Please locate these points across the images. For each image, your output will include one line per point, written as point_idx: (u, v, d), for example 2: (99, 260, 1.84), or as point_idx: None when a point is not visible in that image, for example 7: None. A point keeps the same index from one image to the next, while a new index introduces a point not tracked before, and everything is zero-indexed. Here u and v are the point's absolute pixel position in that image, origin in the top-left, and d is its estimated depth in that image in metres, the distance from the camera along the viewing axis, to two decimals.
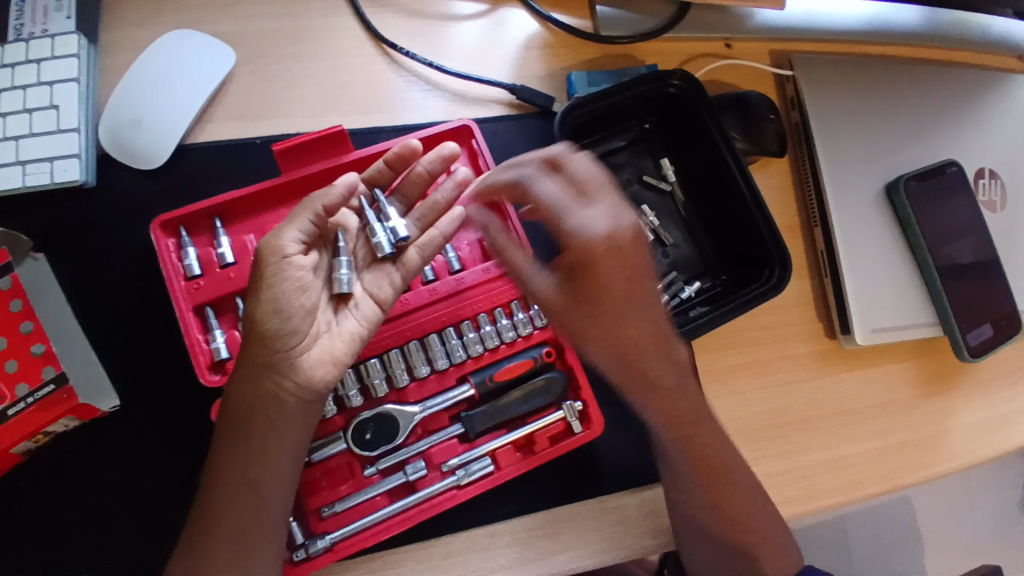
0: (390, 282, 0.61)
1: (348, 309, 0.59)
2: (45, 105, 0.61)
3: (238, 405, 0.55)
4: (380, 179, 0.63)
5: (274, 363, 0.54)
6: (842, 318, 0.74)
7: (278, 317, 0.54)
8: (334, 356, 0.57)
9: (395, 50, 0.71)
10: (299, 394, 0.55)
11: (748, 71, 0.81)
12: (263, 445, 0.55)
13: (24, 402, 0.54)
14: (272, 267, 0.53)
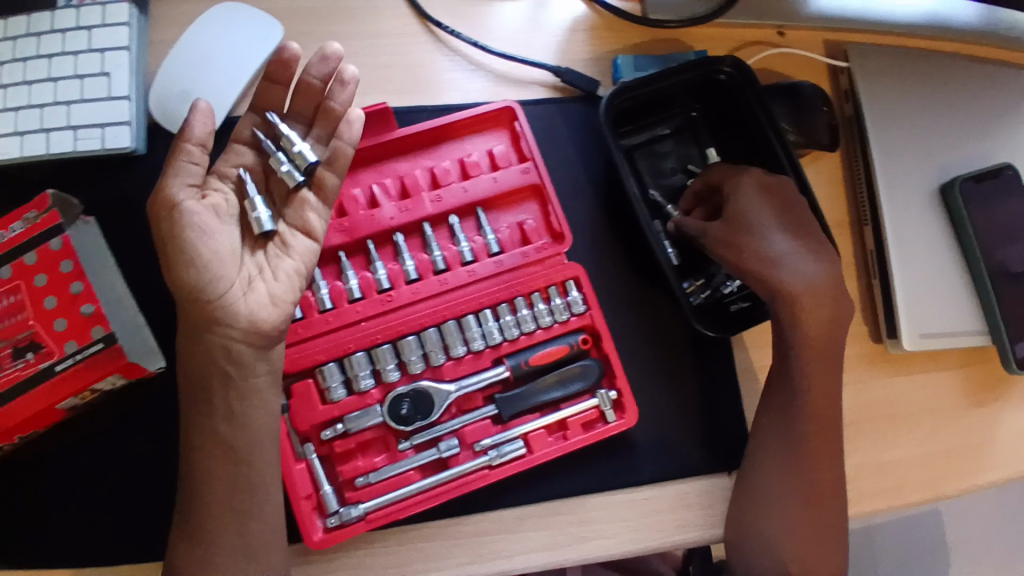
0: (316, 209, 0.61)
1: (274, 247, 0.59)
2: (96, 72, 0.62)
3: (192, 366, 0.57)
4: (275, 96, 0.61)
5: (211, 315, 0.55)
6: (888, 321, 0.73)
7: (197, 267, 0.54)
8: (273, 296, 0.57)
9: (440, 28, 0.70)
10: (250, 340, 0.56)
11: (801, 61, 0.78)
12: (226, 400, 0.56)
13: (72, 358, 0.55)
14: (166, 220, 0.53)
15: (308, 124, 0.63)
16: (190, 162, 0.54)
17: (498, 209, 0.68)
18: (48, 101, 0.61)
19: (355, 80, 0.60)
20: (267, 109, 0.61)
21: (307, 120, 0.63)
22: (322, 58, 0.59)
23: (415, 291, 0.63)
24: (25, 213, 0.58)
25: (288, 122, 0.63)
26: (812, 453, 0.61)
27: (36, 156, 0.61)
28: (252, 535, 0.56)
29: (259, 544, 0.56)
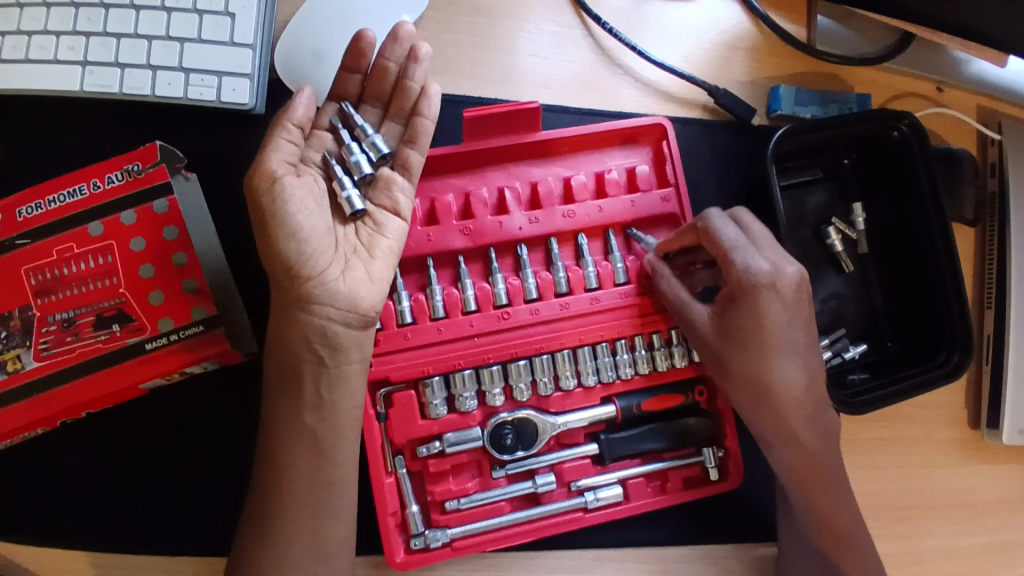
0: (405, 188, 0.53)
1: (366, 228, 0.52)
2: (218, 11, 0.54)
3: (277, 354, 0.50)
4: (349, 86, 0.54)
5: (307, 296, 0.47)
6: (993, 410, 0.70)
7: (297, 244, 0.46)
8: (371, 275, 0.51)
9: (597, 23, 0.64)
10: (350, 321, 0.49)
11: (953, 123, 0.73)
12: (318, 390, 0.50)
13: (166, 338, 0.50)
14: (265, 198, 0.45)
15: (384, 111, 0.55)
16: (286, 137, 0.47)
17: (627, 234, 0.63)
18: (160, 34, 0.54)
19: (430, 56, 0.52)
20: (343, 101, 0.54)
21: (384, 105, 0.55)
22: (394, 39, 0.52)
23: (534, 311, 0.59)
24: (126, 164, 0.51)
25: (364, 111, 0.55)
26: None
27: (139, 96, 0.54)
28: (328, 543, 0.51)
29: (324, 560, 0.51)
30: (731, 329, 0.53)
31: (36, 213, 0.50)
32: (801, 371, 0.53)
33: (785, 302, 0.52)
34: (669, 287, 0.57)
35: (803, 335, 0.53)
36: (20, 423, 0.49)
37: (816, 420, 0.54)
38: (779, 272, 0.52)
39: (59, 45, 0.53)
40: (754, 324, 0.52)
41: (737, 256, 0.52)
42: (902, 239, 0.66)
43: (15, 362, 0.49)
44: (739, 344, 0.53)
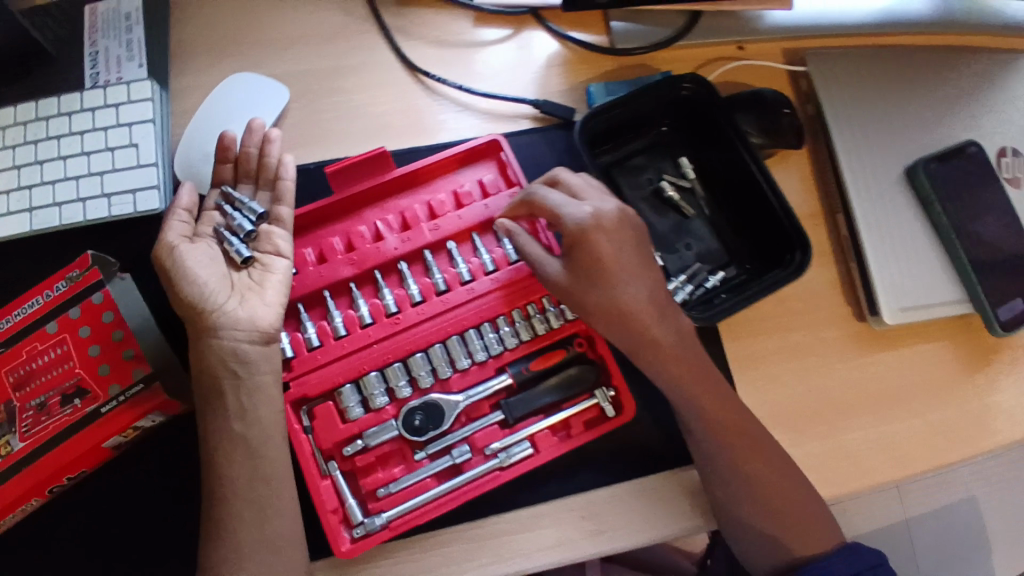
0: (282, 235, 0.67)
1: (257, 270, 0.65)
2: (125, 144, 0.70)
3: (200, 379, 0.61)
4: (222, 174, 0.69)
5: (213, 325, 0.61)
6: (869, 300, 0.77)
7: (194, 287, 0.61)
8: (264, 302, 0.63)
9: (428, 76, 0.79)
10: (251, 338, 0.62)
11: (763, 71, 0.83)
12: (239, 398, 0.60)
13: (116, 400, 0.61)
14: (167, 261, 0.61)
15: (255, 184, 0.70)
16: (178, 219, 0.64)
17: (491, 232, 0.75)
18: (85, 173, 0.69)
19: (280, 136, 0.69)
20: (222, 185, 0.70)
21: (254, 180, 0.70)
22: (250, 132, 0.68)
23: (421, 311, 0.69)
24: (68, 273, 0.64)
25: (240, 188, 0.70)
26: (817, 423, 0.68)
27: (76, 223, 0.69)
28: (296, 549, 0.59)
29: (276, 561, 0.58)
30: (578, 270, 0.63)
31: (5, 327, 0.63)
32: (646, 286, 0.63)
33: (613, 234, 0.62)
34: (525, 243, 0.66)
35: (637, 257, 0.63)
36: (15, 496, 0.60)
37: (672, 324, 0.64)
38: (599, 213, 0.62)
39: (8, 201, 0.68)
40: (594, 259, 0.62)
41: (565, 212, 0.62)
42: (731, 176, 0.75)
43: (5, 447, 0.60)
44: (588, 280, 0.62)
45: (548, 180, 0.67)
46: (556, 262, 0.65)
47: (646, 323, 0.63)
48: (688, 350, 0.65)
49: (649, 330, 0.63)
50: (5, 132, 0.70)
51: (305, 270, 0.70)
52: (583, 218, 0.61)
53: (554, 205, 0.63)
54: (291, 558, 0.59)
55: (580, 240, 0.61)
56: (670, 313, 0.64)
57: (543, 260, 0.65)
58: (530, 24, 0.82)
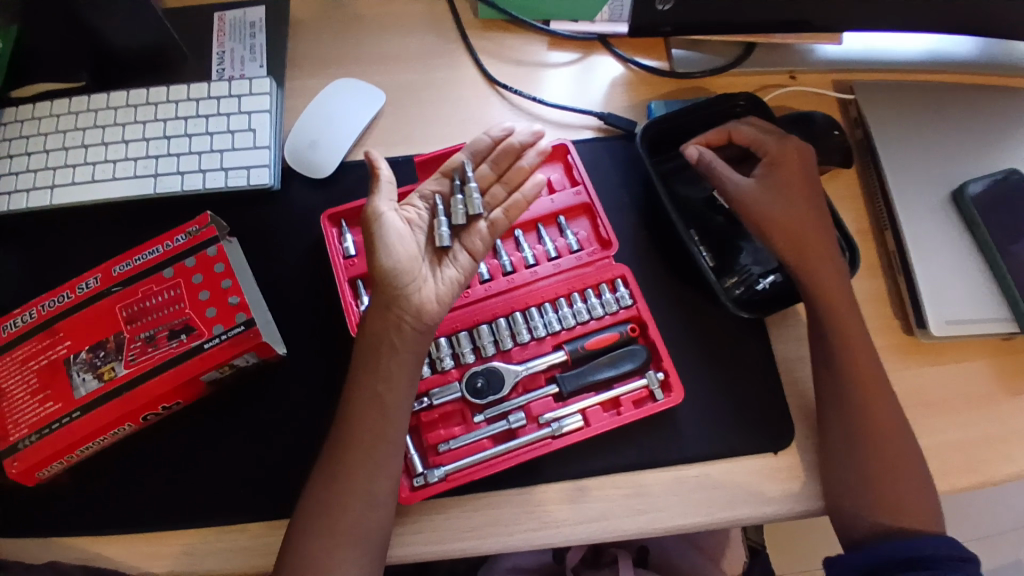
0: (484, 240, 0.71)
1: (447, 260, 0.70)
2: (244, 128, 0.81)
3: (364, 340, 0.69)
4: (481, 150, 0.74)
5: (393, 299, 0.67)
6: (916, 312, 0.79)
7: (392, 261, 0.67)
8: (438, 295, 0.68)
9: (505, 89, 0.88)
10: (416, 321, 0.67)
11: (813, 98, 0.90)
12: (389, 366, 0.67)
13: (219, 337, 0.69)
14: (376, 227, 0.67)
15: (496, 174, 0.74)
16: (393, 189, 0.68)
17: (555, 225, 0.81)
18: (207, 149, 0.80)
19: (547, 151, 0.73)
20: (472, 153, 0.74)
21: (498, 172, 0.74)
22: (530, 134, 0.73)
23: (488, 288, 0.76)
24: (188, 229, 0.74)
25: (479, 168, 0.74)
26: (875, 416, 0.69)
27: (195, 190, 0.79)
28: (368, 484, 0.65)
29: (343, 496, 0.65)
30: (775, 182, 0.75)
31: (127, 269, 0.72)
32: (812, 218, 0.74)
33: (806, 163, 0.76)
34: (715, 164, 0.76)
35: (812, 193, 0.75)
36: (113, 417, 0.67)
37: (828, 259, 0.72)
38: (803, 148, 0.76)
39: (137, 166, 0.79)
40: (792, 178, 0.75)
41: (766, 139, 0.77)
42: None
43: (110, 371, 0.68)
44: (784, 193, 0.74)
45: (723, 129, 0.78)
46: (743, 182, 0.75)
47: (805, 247, 0.72)
48: (844, 291, 0.72)
49: (809, 253, 0.72)
50: (137, 109, 0.81)
51: None
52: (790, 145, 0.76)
53: (752, 135, 0.77)
54: (361, 495, 0.65)
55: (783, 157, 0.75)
56: (828, 250, 0.73)
57: (733, 175, 0.75)
58: (598, 50, 0.92)
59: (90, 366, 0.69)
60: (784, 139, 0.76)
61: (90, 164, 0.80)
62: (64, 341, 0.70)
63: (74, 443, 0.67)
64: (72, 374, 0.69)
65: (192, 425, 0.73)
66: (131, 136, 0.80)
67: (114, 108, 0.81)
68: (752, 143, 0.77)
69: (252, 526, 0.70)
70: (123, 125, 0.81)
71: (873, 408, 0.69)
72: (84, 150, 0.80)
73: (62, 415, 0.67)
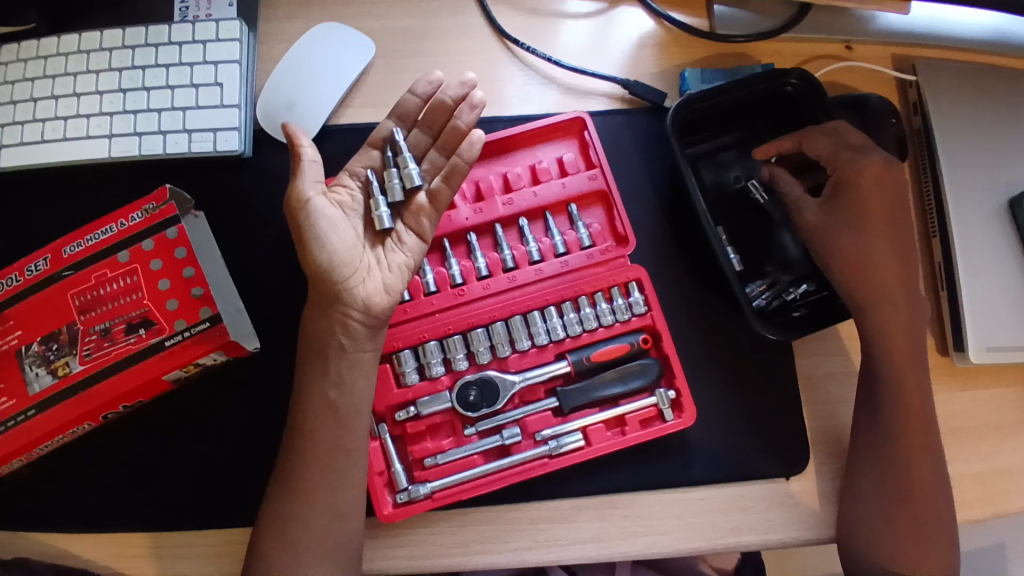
0: (429, 218, 0.64)
1: (392, 244, 0.63)
2: (210, 83, 0.70)
3: (307, 341, 0.61)
4: (408, 111, 0.65)
5: (336, 296, 0.59)
6: (955, 333, 0.72)
7: (329, 255, 0.58)
8: (388, 286, 0.61)
9: (517, 45, 0.75)
10: (365, 318, 0.60)
11: (869, 75, 0.78)
12: (339, 369, 0.60)
13: (182, 335, 0.62)
14: (301, 215, 0.56)
15: (432, 137, 0.66)
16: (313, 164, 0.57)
17: (564, 214, 0.72)
18: (167, 107, 0.69)
19: (484, 104, 0.63)
20: (401, 118, 0.65)
21: (435, 133, 0.66)
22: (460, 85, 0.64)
23: (486, 286, 0.68)
24: (144, 205, 0.65)
25: (412, 133, 0.66)
26: (900, 448, 0.64)
27: (155, 155, 0.69)
28: (345, 501, 0.60)
29: (315, 513, 0.59)
30: (846, 207, 0.66)
31: (78, 249, 0.64)
32: (887, 249, 0.66)
33: (885, 183, 0.65)
34: (787, 186, 0.68)
35: (889, 214, 0.66)
36: (67, 419, 0.61)
37: (901, 294, 0.65)
38: (887, 162, 0.66)
39: (89, 125, 0.69)
40: (861, 202, 0.66)
41: (842, 153, 0.66)
42: None
43: (64, 367, 0.61)
44: (851, 218, 0.66)
45: (792, 138, 0.68)
46: (811, 206, 0.67)
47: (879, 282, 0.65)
48: (909, 330, 0.65)
49: (879, 289, 0.65)
50: (90, 56, 0.70)
51: None
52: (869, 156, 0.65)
53: (828, 146, 0.66)
54: (338, 513, 0.59)
55: (856, 177, 0.65)
56: (906, 283, 0.66)
57: (802, 199, 0.67)
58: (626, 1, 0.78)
59: (42, 361, 0.62)
60: (864, 153, 0.65)
61: (39, 120, 0.69)
62: (14, 331, 0.63)
63: (31, 443, 0.61)
64: (24, 368, 0.62)
65: (159, 422, 0.67)
66: (82, 89, 0.69)
67: (66, 54, 0.70)
68: (825, 156, 0.67)
69: (222, 532, 0.65)
70: (75, 75, 0.70)
71: (901, 438, 0.64)
72: (33, 105, 0.69)
73: (16, 412, 0.61)
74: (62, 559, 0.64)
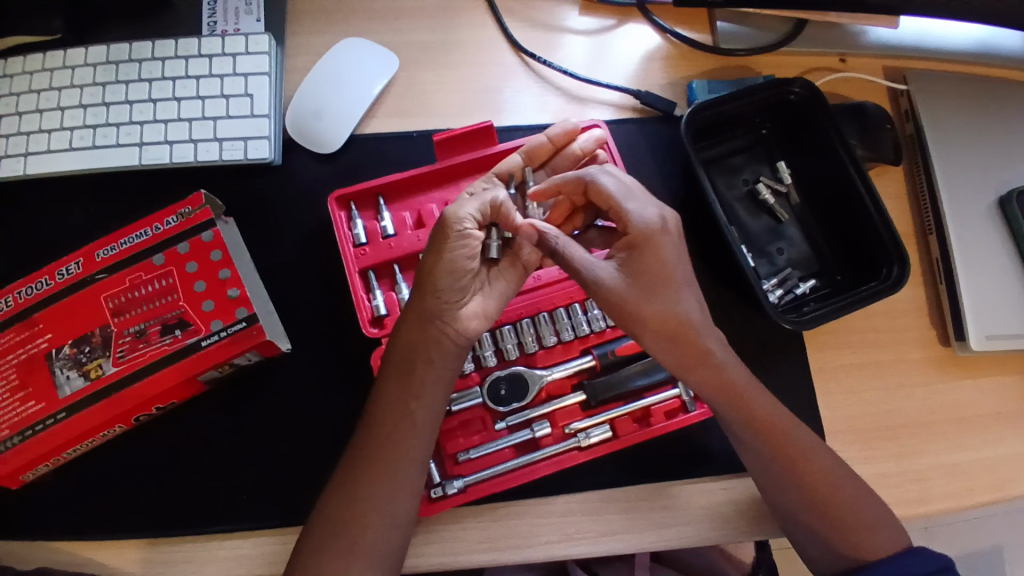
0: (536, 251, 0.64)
1: (497, 270, 0.63)
2: (240, 93, 0.72)
3: (397, 351, 0.60)
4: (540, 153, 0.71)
5: (440, 313, 0.59)
6: (955, 324, 0.76)
7: (451, 275, 0.59)
8: (486, 312, 0.61)
9: (533, 59, 0.79)
10: (459, 338, 0.60)
11: (863, 85, 0.83)
12: (422, 381, 0.60)
13: (217, 335, 0.62)
14: (447, 230, 0.58)
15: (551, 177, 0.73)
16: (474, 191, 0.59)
17: None
18: (198, 116, 0.71)
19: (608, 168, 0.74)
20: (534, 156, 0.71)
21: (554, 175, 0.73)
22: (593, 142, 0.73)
23: None
24: (179, 209, 0.66)
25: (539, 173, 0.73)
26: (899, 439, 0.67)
27: (185, 163, 0.71)
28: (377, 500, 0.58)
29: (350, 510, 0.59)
30: (635, 271, 0.60)
31: (111, 253, 0.65)
32: (679, 313, 0.60)
33: (652, 243, 0.61)
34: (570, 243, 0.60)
35: (691, 278, 0.62)
36: (101, 419, 0.61)
37: (721, 372, 0.61)
38: (662, 222, 0.62)
39: (120, 133, 0.71)
40: (654, 264, 0.60)
41: (625, 205, 0.62)
42: (830, 191, 0.75)
43: (97, 369, 0.62)
44: (637, 274, 0.60)
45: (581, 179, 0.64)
46: (603, 266, 0.60)
47: (687, 342, 0.60)
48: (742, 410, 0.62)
49: (685, 353, 0.60)
50: (119, 67, 0.72)
51: (380, 240, 0.70)
52: (637, 209, 0.62)
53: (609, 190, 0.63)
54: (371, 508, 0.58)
55: (641, 236, 0.61)
56: (717, 361, 0.61)
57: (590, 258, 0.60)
58: (635, 17, 0.83)
59: (73, 363, 0.62)
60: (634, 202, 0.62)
61: (68, 129, 0.71)
62: (44, 335, 0.63)
63: (60, 445, 0.61)
64: (54, 370, 0.62)
65: (187, 424, 0.67)
66: (112, 98, 0.71)
67: (94, 65, 0.72)
68: (611, 209, 0.63)
69: (247, 536, 0.64)
70: (104, 85, 0.72)
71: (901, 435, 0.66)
72: (61, 114, 0.71)
73: (46, 416, 0.61)
74: (85, 565, 0.63)
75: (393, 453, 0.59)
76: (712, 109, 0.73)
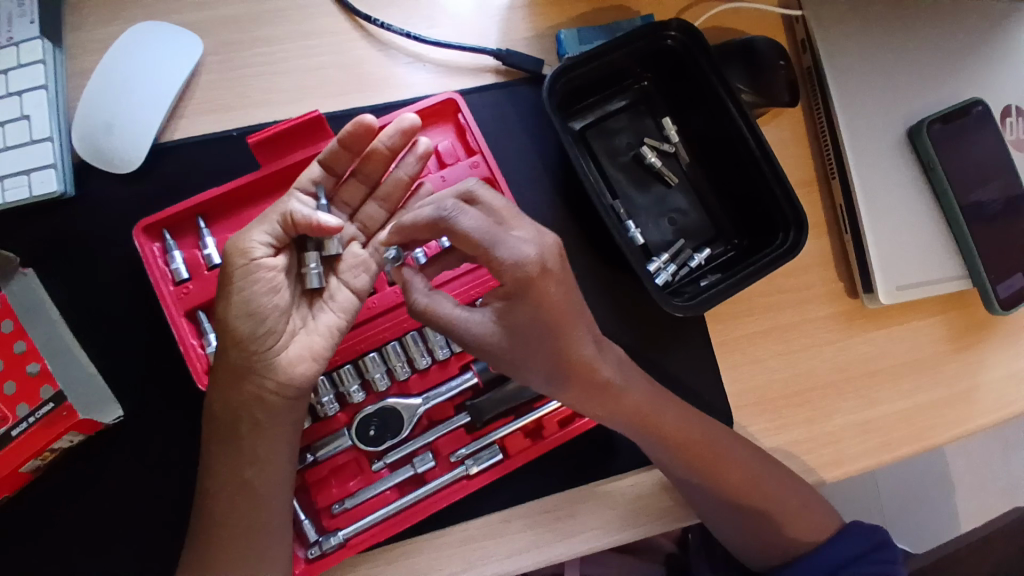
0: (365, 276, 0.57)
1: (323, 304, 0.56)
2: (16, 116, 0.59)
3: (218, 415, 0.53)
4: (338, 163, 0.57)
5: (253, 366, 0.51)
6: (864, 276, 0.70)
7: (253, 320, 0.50)
8: (313, 352, 0.53)
9: (370, 22, 0.66)
10: (283, 389, 0.52)
11: (753, 16, 0.73)
12: (255, 446, 0.52)
13: (26, 422, 0.53)
14: (238, 269, 0.49)
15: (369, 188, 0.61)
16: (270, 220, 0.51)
17: None
18: None
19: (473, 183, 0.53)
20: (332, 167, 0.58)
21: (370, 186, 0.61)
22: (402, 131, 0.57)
23: (372, 305, 0.61)
24: None
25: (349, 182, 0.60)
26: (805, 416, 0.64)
27: None
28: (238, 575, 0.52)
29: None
30: (515, 326, 0.50)
31: None
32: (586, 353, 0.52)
33: (538, 290, 0.48)
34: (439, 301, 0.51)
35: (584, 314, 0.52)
36: None
37: (629, 403, 0.56)
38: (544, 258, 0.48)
39: None
40: (539, 314, 0.49)
41: (498, 251, 0.47)
42: (719, 146, 0.66)
43: None
44: (522, 328, 0.50)
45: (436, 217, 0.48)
46: (476, 320, 0.50)
47: (594, 382, 0.54)
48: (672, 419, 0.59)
49: (588, 394, 0.54)
50: None
51: (205, 272, 0.60)
52: (514, 249, 0.48)
53: (474, 234, 0.47)
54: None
55: (522, 285, 0.48)
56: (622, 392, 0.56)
57: (462, 315, 0.50)
58: None
59: None
60: (510, 239, 0.48)
61: None
62: None
63: None
64: None
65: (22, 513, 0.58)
66: None
67: None
68: (479, 255, 0.48)
69: None
70: None
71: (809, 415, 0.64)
72: None
73: None
74: None
75: (247, 525, 0.52)
76: (572, 73, 0.62)
